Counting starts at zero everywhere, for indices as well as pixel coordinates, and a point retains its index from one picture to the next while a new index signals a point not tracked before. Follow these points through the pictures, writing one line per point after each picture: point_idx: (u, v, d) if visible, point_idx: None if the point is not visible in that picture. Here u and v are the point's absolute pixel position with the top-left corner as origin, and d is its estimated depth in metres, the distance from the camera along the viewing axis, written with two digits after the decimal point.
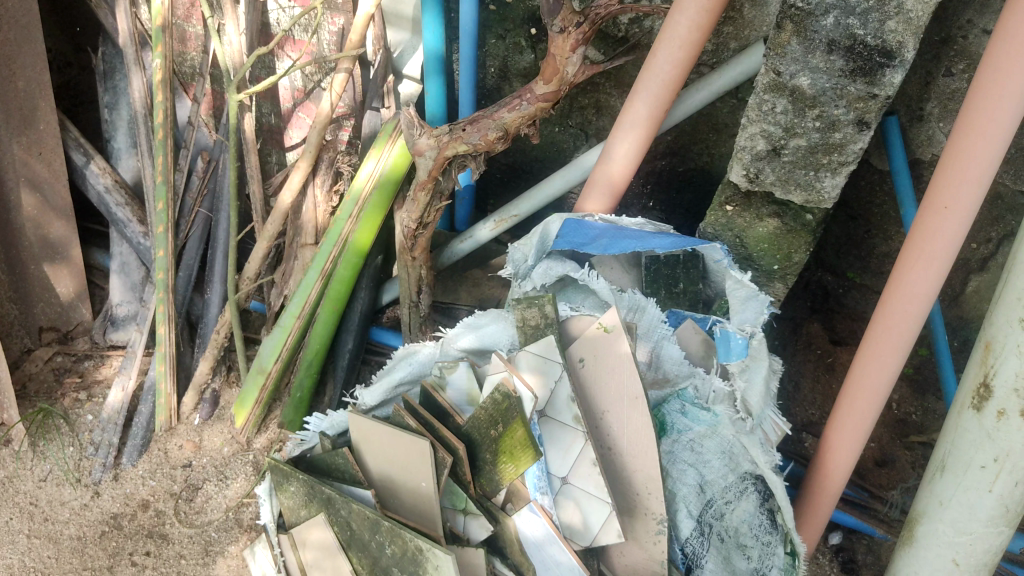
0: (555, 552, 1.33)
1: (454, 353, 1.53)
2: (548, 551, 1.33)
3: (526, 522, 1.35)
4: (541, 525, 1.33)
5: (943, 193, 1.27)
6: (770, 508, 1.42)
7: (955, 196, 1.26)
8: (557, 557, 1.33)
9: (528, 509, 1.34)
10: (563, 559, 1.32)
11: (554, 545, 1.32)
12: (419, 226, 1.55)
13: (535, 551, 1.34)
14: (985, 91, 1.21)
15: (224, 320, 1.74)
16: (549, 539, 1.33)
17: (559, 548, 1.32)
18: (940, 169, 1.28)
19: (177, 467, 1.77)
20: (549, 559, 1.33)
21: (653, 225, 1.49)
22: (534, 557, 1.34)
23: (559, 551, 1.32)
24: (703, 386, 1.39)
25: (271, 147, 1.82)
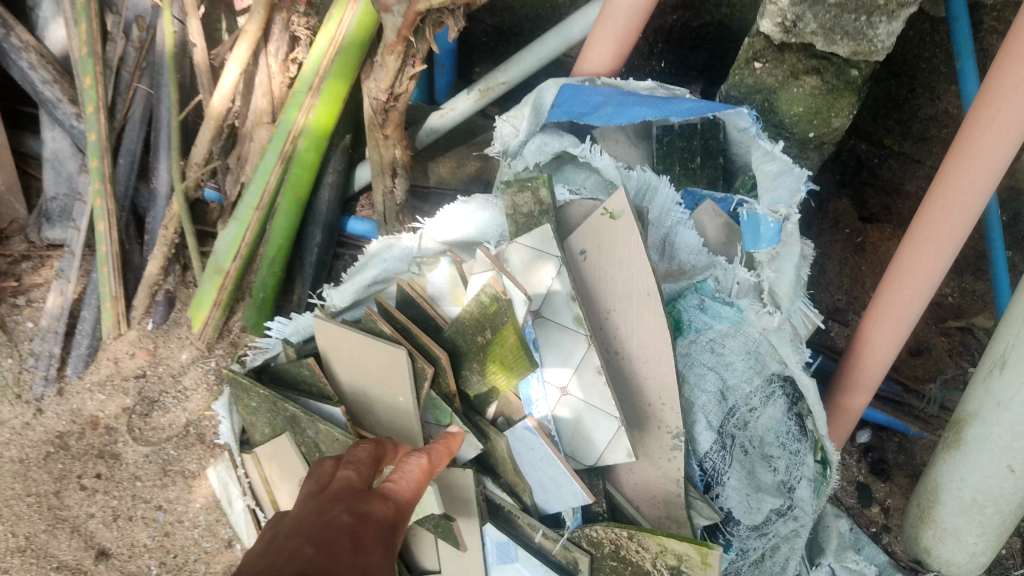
0: (554, 474, 1.15)
1: (435, 248, 1.32)
2: (547, 472, 1.16)
3: (520, 440, 1.17)
4: (536, 445, 1.15)
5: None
6: (798, 413, 1.31)
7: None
8: (557, 480, 1.16)
9: (519, 428, 1.16)
10: (565, 483, 1.15)
11: (552, 467, 1.15)
12: (391, 98, 1.31)
13: (531, 471, 1.18)
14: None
15: (172, 214, 1.51)
16: (545, 461, 1.15)
17: (558, 471, 1.15)
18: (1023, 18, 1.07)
19: (128, 379, 1.59)
20: (548, 480, 1.17)
21: (665, 88, 1.26)
22: (531, 477, 1.18)
23: (558, 473, 1.15)
24: (726, 278, 1.19)
25: (220, 12, 1.53)
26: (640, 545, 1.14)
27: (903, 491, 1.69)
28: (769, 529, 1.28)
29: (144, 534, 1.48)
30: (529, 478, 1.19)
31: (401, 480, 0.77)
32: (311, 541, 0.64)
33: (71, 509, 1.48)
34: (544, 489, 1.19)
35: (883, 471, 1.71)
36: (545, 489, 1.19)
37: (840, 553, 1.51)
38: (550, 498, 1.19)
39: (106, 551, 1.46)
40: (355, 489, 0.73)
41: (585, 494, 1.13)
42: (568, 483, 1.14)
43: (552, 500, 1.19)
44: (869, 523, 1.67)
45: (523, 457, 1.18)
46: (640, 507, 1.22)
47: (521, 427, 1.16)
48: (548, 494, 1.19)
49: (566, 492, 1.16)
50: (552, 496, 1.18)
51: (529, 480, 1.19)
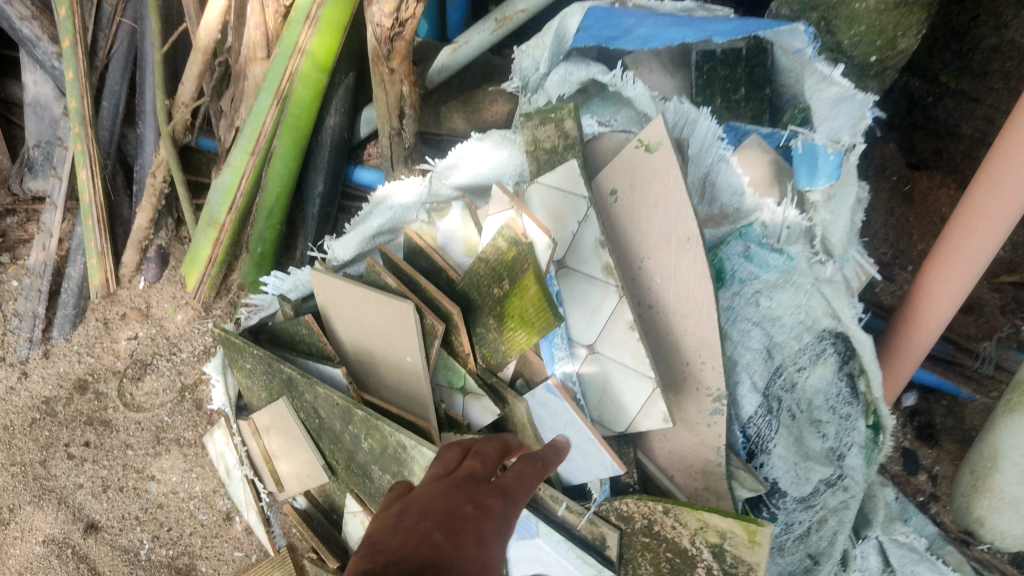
0: (581, 445, 1.02)
1: (446, 194, 1.19)
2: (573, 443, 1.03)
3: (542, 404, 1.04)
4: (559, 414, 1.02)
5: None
6: (850, 373, 1.15)
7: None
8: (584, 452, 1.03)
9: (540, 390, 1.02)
10: (592, 455, 1.02)
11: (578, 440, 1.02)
12: (396, 25, 1.15)
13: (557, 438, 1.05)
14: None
15: (161, 162, 1.39)
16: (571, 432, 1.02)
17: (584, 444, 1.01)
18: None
19: (120, 341, 1.47)
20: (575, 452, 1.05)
21: (705, 9, 1.13)
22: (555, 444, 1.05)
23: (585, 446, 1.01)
24: (774, 223, 1.06)
25: None
26: (677, 521, 1.01)
27: (954, 457, 1.51)
28: (815, 501, 1.15)
29: (134, 506, 1.37)
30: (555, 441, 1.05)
31: (530, 472, 0.57)
32: (435, 523, 0.47)
33: (58, 480, 1.39)
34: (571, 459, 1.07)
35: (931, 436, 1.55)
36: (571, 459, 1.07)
37: (888, 523, 1.32)
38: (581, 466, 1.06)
39: (95, 524, 1.36)
40: (480, 462, 0.55)
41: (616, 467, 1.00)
42: (596, 455, 1.01)
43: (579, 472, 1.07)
44: (916, 491, 1.51)
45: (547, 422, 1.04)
46: (674, 477, 1.09)
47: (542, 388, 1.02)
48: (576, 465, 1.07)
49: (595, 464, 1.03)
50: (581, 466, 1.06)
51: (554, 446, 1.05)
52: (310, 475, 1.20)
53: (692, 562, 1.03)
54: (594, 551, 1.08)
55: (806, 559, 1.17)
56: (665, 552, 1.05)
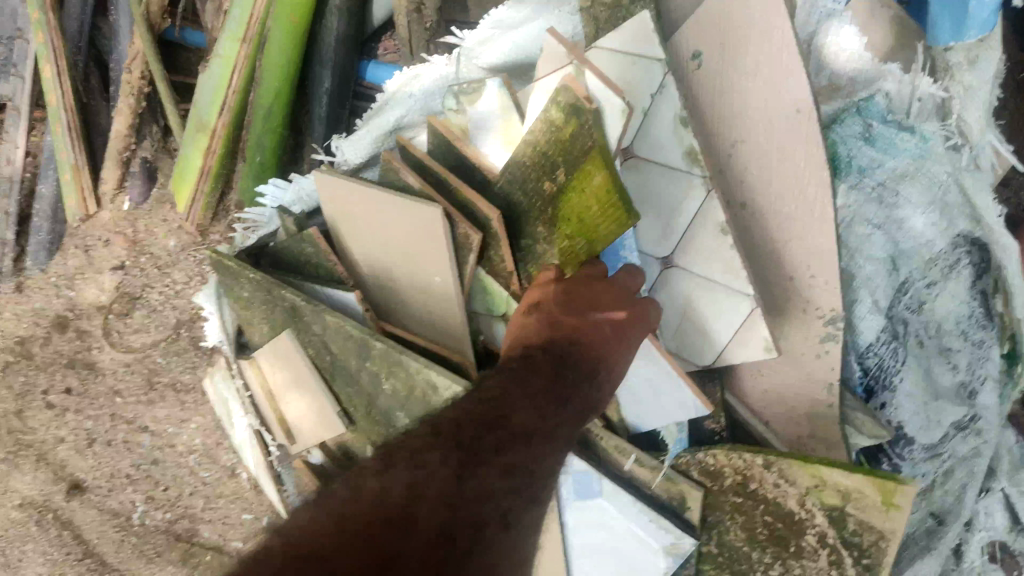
0: (649, 384, 0.82)
1: (478, 73, 0.97)
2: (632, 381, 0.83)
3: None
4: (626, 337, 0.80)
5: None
6: (984, 290, 0.89)
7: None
8: (652, 393, 0.83)
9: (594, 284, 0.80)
10: (665, 396, 0.81)
11: (648, 375, 0.81)
12: None
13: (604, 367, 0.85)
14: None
15: (137, 53, 1.18)
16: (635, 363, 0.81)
17: (659, 380, 0.80)
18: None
19: (105, 271, 1.25)
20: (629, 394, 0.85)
21: None
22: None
23: (655, 382, 0.81)
24: (900, 93, 0.84)
25: None
26: (781, 478, 0.79)
27: None
28: (943, 449, 0.90)
29: (126, 463, 1.23)
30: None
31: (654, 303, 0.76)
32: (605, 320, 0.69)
33: (37, 433, 1.24)
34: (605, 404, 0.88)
35: None
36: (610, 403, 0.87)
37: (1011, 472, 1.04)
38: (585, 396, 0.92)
39: (79, 483, 1.24)
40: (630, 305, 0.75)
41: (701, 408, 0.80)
42: (673, 396, 0.81)
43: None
44: None
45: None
46: (771, 424, 0.86)
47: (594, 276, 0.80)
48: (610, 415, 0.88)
49: (663, 410, 0.83)
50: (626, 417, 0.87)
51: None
52: (321, 422, 0.98)
53: (799, 529, 0.79)
54: (670, 515, 0.85)
55: (926, 517, 0.92)
56: (763, 517, 0.81)
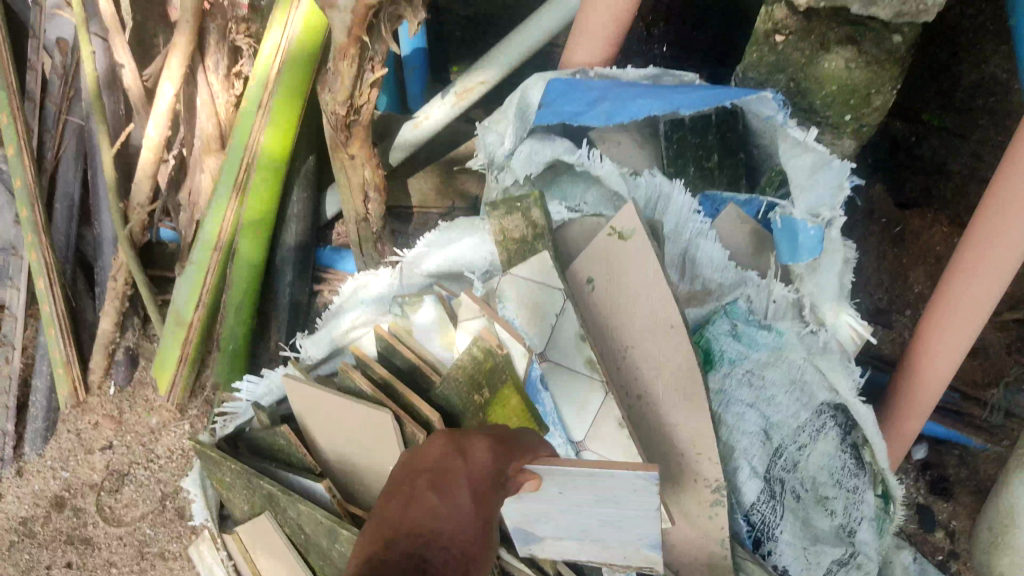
0: (609, 492, 0.76)
1: (419, 282, 1.15)
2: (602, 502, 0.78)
3: (537, 507, 0.80)
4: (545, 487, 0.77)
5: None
6: (854, 443, 1.09)
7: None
8: (615, 496, 0.77)
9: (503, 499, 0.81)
10: (619, 487, 0.75)
11: (593, 483, 0.76)
12: (351, 112, 1.13)
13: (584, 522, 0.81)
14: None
15: (121, 264, 1.34)
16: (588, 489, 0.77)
17: (594, 480, 0.75)
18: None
19: (95, 452, 1.39)
20: (616, 517, 0.79)
21: (671, 75, 1.08)
22: (595, 546, 0.83)
23: (604, 484, 0.76)
24: (760, 296, 1.02)
25: (154, 25, 1.36)
26: None
27: (971, 511, 1.35)
28: None
29: None
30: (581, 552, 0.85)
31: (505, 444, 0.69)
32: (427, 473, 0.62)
33: None
34: (631, 542, 0.81)
35: (948, 491, 1.38)
36: (626, 537, 0.80)
37: None
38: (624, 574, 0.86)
39: None
40: (502, 448, 0.68)
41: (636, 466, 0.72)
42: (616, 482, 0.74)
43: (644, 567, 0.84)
44: (934, 551, 1.35)
45: (553, 522, 0.82)
46: None
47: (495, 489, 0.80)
48: (645, 548, 0.80)
49: (638, 498, 0.76)
50: (647, 534, 0.79)
51: (594, 552, 0.84)
52: None
53: None
54: None
55: None
56: None
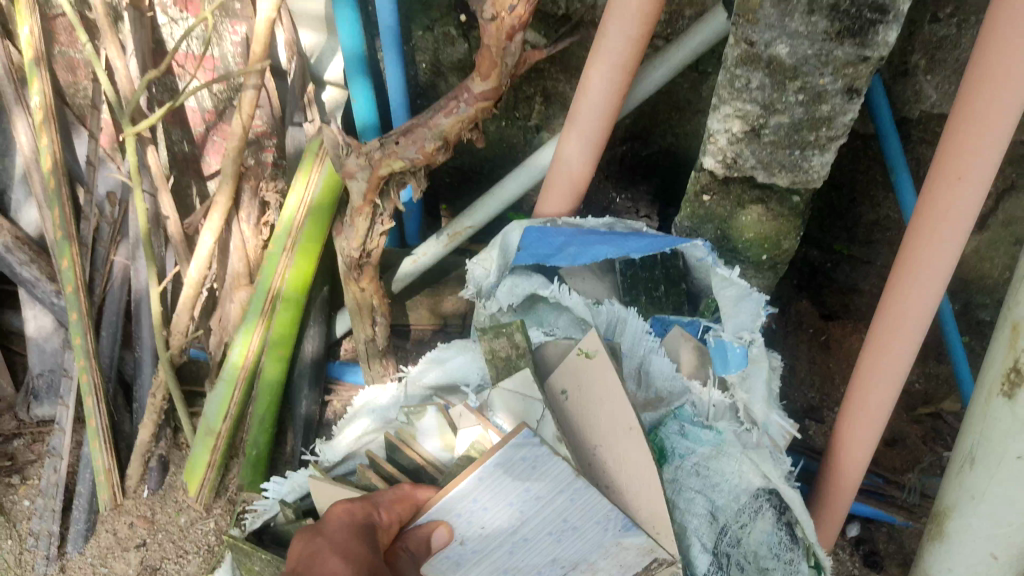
0: (519, 494, 0.97)
1: (421, 393, 1.37)
2: (530, 516, 0.97)
3: (495, 565, 0.97)
4: (472, 534, 0.96)
5: (990, 82, 0.96)
6: (789, 521, 1.26)
7: (999, 100, 0.97)
8: (529, 499, 0.97)
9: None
10: (519, 488, 0.98)
11: (498, 500, 0.97)
12: (363, 254, 1.38)
13: (538, 551, 0.97)
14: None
15: (160, 382, 1.56)
16: (507, 509, 0.97)
17: (490, 496, 0.97)
18: (978, 58, 0.98)
19: (130, 549, 1.57)
20: (552, 521, 0.98)
21: (622, 223, 1.35)
22: (580, 568, 0.98)
23: (507, 496, 0.97)
24: (701, 401, 1.26)
25: (189, 178, 1.63)
26: None
27: None
28: None
29: None
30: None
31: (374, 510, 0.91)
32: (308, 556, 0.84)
33: None
34: (596, 534, 0.99)
35: (879, 563, 1.58)
36: (584, 532, 0.98)
37: None
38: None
39: None
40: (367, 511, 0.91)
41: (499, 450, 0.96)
42: (501, 471, 0.97)
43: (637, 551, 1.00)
44: None
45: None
46: None
47: (445, 572, 0.96)
48: (611, 531, 0.99)
49: (542, 485, 0.97)
50: (591, 511, 0.98)
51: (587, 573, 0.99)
52: None
53: None
54: None
55: None
56: None
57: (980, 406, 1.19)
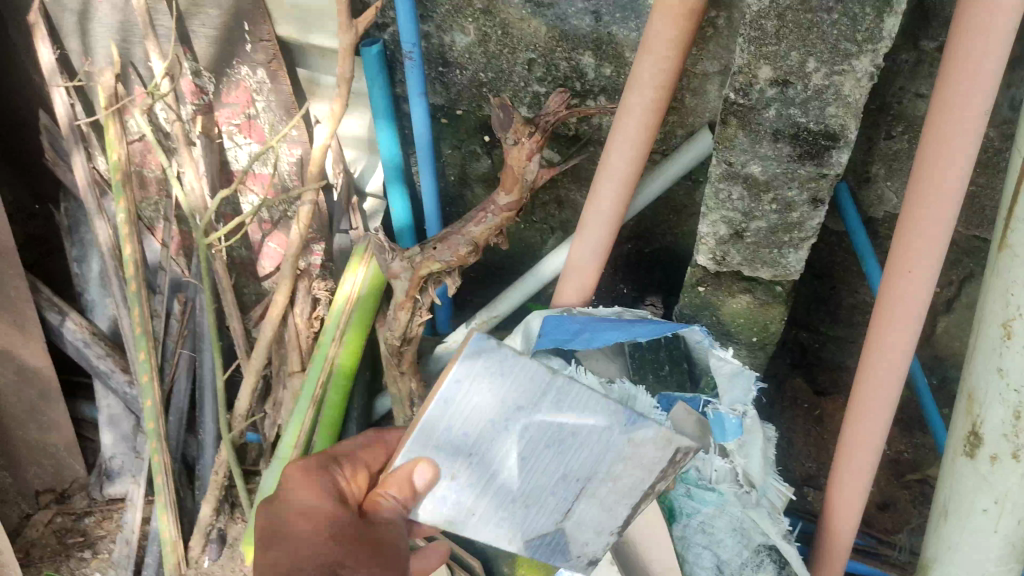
0: (503, 408, 1.05)
1: None
2: (517, 432, 1.06)
3: (502, 493, 1.06)
4: (460, 464, 1.04)
5: (927, 191, 1.17)
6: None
7: (937, 203, 1.17)
8: (506, 417, 1.05)
9: (491, 525, 1.07)
10: (497, 408, 1.04)
11: (474, 418, 1.04)
12: (403, 341, 1.58)
13: (544, 471, 1.08)
14: (967, 53, 1.07)
15: (222, 461, 1.74)
16: (496, 425, 1.05)
17: (464, 423, 1.03)
18: (918, 170, 1.19)
19: None
20: (543, 437, 1.07)
21: (630, 312, 1.55)
22: (599, 479, 1.11)
23: (484, 419, 1.04)
24: (705, 467, 1.42)
25: (247, 279, 1.87)
26: None
27: None
28: None
29: None
30: (610, 507, 1.14)
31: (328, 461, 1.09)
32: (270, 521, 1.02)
33: None
34: (602, 444, 1.10)
35: None
36: (586, 445, 1.09)
37: None
38: (655, 479, 1.14)
39: None
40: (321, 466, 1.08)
41: (459, 365, 1.02)
42: (467, 388, 1.03)
43: (652, 448, 1.12)
44: None
45: (541, 502, 1.09)
46: None
47: (455, 508, 1.05)
48: (618, 429, 1.10)
49: (521, 390, 1.06)
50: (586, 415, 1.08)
51: (609, 486, 1.12)
52: None
53: None
54: None
55: None
56: None
57: (948, 464, 1.35)
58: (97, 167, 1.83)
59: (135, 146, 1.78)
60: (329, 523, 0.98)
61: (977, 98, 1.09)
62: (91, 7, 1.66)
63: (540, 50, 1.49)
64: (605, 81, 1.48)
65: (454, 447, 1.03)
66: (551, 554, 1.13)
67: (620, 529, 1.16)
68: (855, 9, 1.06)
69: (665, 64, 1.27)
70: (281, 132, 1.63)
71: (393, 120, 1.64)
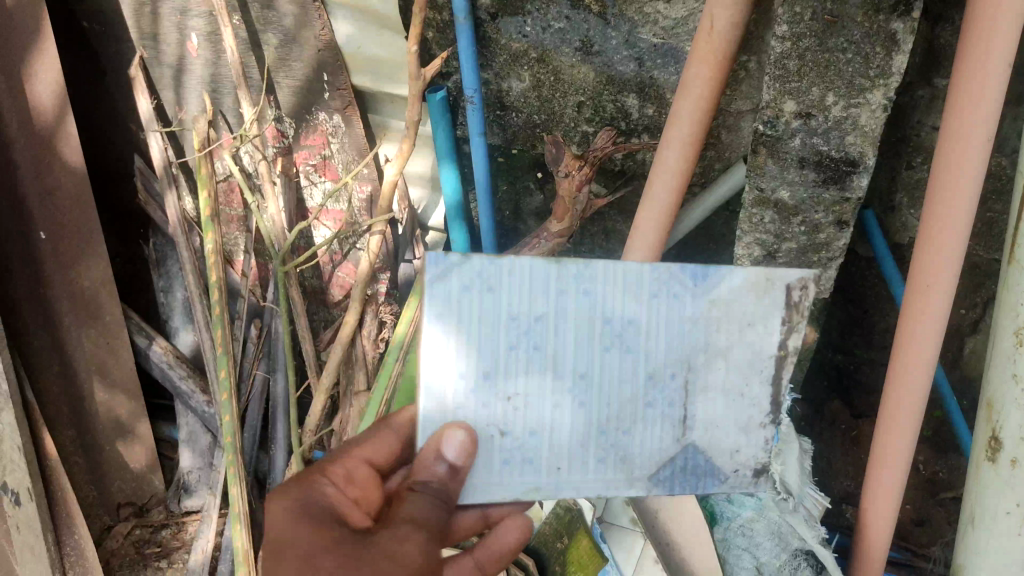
0: (517, 330, 0.97)
1: None
2: (554, 347, 0.98)
3: (580, 427, 1.00)
4: (510, 412, 0.98)
5: (940, 217, 1.29)
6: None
7: (949, 227, 1.29)
8: (521, 341, 0.97)
9: (597, 473, 1.01)
10: (503, 337, 0.96)
11: (493, 354, 0.96)
12: None
13: (617, 388, 1.00)
14: (967, 92, 1.20)
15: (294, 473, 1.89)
16: (523, 353, 0.97)
17: (479, 366, 0.96)
18: (931, 199, 1.30)
19: None
20: (591, 352, 0.99)
21: None
22: (697, 362, 1.02)
23: (501, 354, 0.97)
24: None
25: (318, 306, 2.03)
26: None
27: None
28: None
29: None
30: (744, 390, 1.05)
31: (322, 470, 1.03)
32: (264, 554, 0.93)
33: None
34: (675, 323, 1.00)
35: None
36: (651, 334, 1.00)
37: None
38: (776, 334, 1.04)
39: None
40: (319, 477, 1.01)
41: (428, 297, 0.94)
42: (459, 327, 0.95)
43: (745, 298, 1.02)
44: None
45: (645, 427, 1.02)
46: None
47: (526, 459, 0.99)
48: (687, 293, 1.00)
49: (527, 297, 0.96)
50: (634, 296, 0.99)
51: (722, 366, 1.03)
52: None
53: None
54: None
55: None
56: None
57: (975, 473, 1.43)
58: (186, 205, 2.02)
59: (221, 186, 1.97)
60: (337, 546, 0.88)
61: (978, 131, 1.21)
62: (187, 62, 1.85)
63: (589, 93, 1.64)
64: (647, 120, 1.63)
65: (489, 397, 0.97)
66: (697, 479, 1.05)
67: (771, 416, 1.07)
68: (866, 49, 1.20)
69: (701, 105, 1.41)
70: (353, 170, 1.80)
71: (455, 157, 1.79)
